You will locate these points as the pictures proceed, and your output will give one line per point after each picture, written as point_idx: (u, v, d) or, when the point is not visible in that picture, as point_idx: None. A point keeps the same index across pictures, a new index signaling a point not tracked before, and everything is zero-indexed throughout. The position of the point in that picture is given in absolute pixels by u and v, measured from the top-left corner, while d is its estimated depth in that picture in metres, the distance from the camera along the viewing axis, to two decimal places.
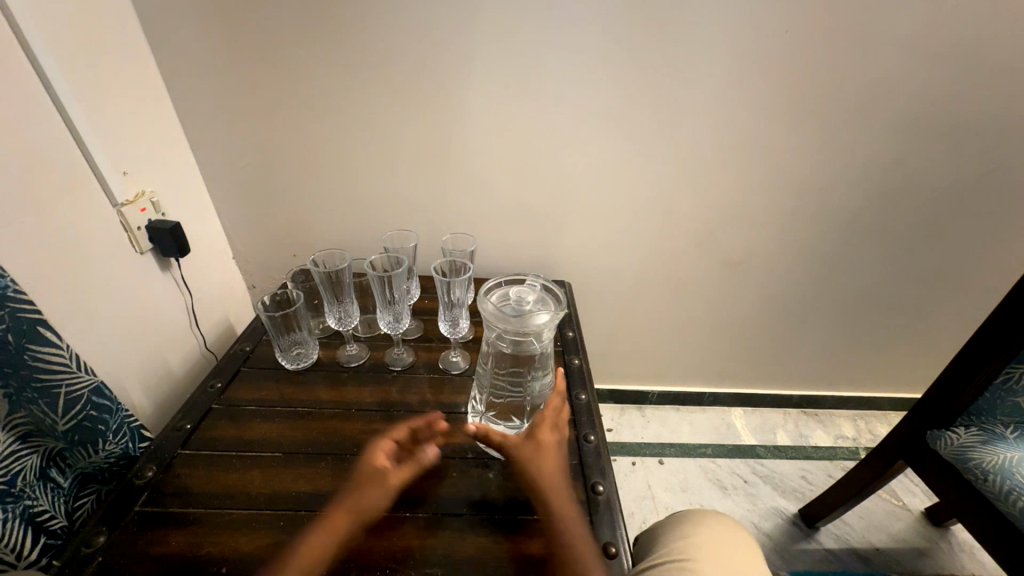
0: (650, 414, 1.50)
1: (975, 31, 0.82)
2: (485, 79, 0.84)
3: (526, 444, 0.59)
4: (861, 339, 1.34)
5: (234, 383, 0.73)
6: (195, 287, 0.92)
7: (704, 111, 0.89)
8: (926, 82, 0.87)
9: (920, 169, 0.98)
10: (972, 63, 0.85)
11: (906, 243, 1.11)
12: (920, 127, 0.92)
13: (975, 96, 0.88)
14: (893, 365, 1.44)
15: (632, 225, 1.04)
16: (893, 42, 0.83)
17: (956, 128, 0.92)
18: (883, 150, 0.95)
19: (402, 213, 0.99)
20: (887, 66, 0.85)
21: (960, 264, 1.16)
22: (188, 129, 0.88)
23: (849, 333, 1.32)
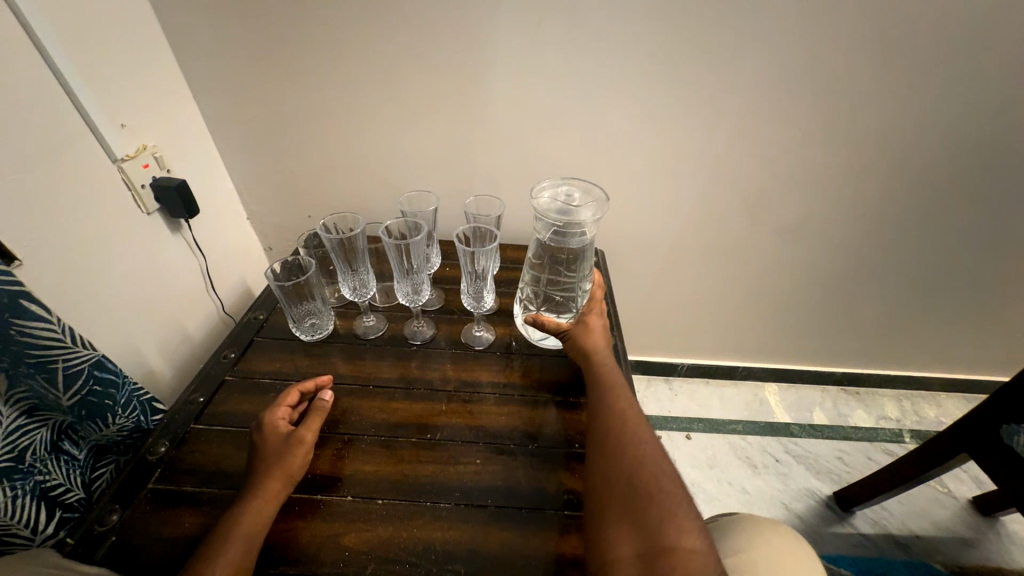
0: (678, 387, 1.43)
1: None
2: (516, 13, 0.71)
3: (574, 326, 0.65)
4: (922, 316, 1.22)
5: (248, 353, 0.69)
6: (208, 250, 0.88)
7: (777, 48, 0.74)
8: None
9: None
10: None
11: (999, 211, 0.96)
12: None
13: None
14: (953, 345, 1.31)
15: (677, 186, 0.92)
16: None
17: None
18: (994, 98, 0.79)
19: (421, 171, 0.90)
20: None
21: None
22: (188, 75, 0.80)
23: (909, 309, 1.20)
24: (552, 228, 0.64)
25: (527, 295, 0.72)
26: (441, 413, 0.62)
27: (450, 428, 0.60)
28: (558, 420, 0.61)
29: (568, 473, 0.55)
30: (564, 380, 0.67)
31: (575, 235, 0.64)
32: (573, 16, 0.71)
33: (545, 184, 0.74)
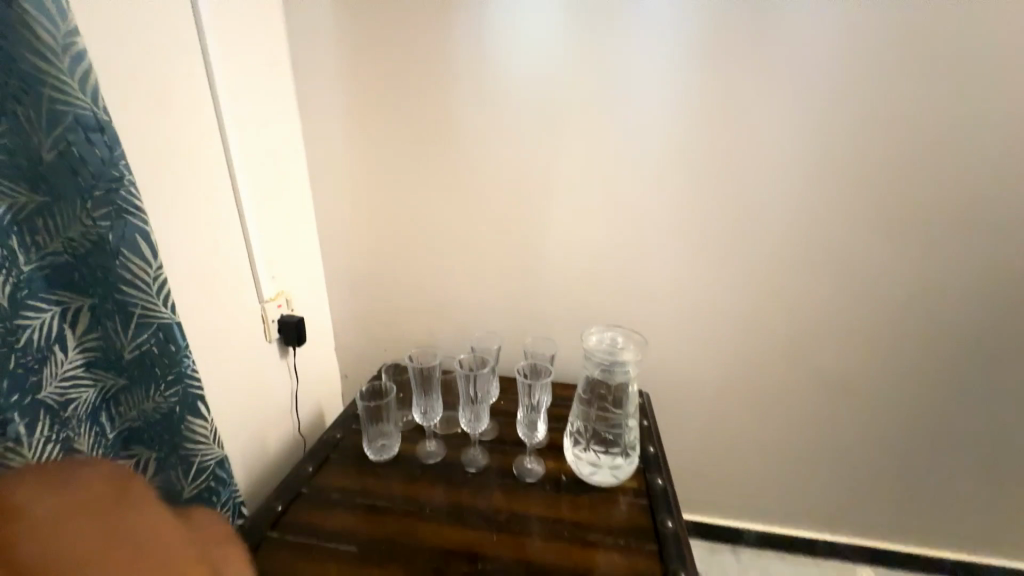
0: (748, 561, 1.18)
1: None
2: (565, 202, 0.93)
3: None
4: None
5: (323, 468, 0.77)
6: (301, 374, 1.03)
7: (784, 224, 0.88)
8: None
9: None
10: None
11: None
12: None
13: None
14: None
15: (712, 334, 0.99)
16: (997, 159, 0.79)
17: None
18: (1008, 264, 0.85)
19: (484, 315, 1.06)
20: (995, 181, 0.81)
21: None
22: (321, 241, 1.07)
23: (1019, 489, 1.02)
24: (600, 362, 0.74)
25: (576, 429, 0.76)
26: (491, 543, 0.64)
27: (500, 561, 0.61)
28: (609, 564, 0.61)
29: None
30: (614, 521, 0.67)
31: (620, 370, 0.73)
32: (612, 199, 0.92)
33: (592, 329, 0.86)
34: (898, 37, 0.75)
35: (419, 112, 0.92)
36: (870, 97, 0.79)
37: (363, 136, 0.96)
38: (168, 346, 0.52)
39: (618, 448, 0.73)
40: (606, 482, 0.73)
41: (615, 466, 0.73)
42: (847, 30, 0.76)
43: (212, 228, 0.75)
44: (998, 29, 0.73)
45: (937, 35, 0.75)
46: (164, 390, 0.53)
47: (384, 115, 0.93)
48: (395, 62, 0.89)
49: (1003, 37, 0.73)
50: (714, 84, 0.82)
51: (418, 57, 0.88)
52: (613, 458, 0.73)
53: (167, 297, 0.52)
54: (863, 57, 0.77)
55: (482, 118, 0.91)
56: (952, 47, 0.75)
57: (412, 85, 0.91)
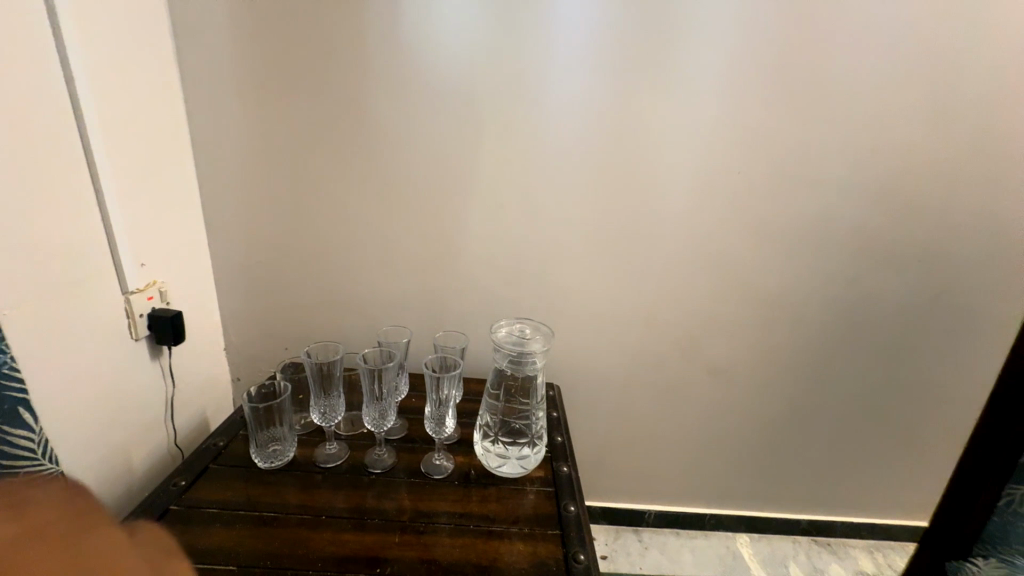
0: (648, 540, 1.28)
1: (906, 176, 0.93)
2: (481, 198, 0.94)
3: None
4: (872, 468, 1.23)
5: (199, 481, 0.69)
6: (179, 377, 0.90)
7: (679, 227, 0.97)
8: (879, 212, 0.96)
9: (890, 289, 1.02)
10: (911, 202, 0.95)
11: (895, 360, 1.10)
12: (883, 252, 0.99)
13: (927, 228, 0.97)
14: (912, 495, 1.27)
15: (618, 328, 1.05)
16: (844, 178, 0.93)
17: (915, 256, 0.99)
18: (851, 268, 1.00)
19: (397, 310, 1.01)
20: (841, 198, 0.95)
21: (958, 383, 1.13)
22: (210, 227, 0.95)
23: (859, 457, 1.22)
24: (509, 355, 0.75)
25: (485, 422, 0.77)
26: (393, 544, 0.61)
27: (401, 562, 0.59)
28: (513, 554, 0.61)
29: None
30: (520, 510, 0.68)
31: (528, 362, 0.75)
32: (524, 194, 0.94)
33: (503, 321, 0.87)
34: (770, 66, 0.86)
35: (328, 93, 0.87)
36: (749, 117, 0.89)
37: (265, 113, 0.88)
38: None
39: (526, 438, 0.75)
40: (514, 473, 0.74)
41: (522, 457, 0.75)
42: (731, 55, 0.85)
43: (50, 202, 0.62)
44: (844, 70, 0.86)
45: (800, 69, 0.86)
46: None
47: (289, 92, 0.87)
48: (302, 36, 0.84)
49: (848, 75, 0.87)
50: (619, 92, 0.88)
51: (328, 35, 0.84)
52: (521, 448, 0.75)
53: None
54: (743, 83, 0.87)
55: (396, 103, 0.88)
56: (811, 80, 0.87)
57: (321, 63, 0.85)
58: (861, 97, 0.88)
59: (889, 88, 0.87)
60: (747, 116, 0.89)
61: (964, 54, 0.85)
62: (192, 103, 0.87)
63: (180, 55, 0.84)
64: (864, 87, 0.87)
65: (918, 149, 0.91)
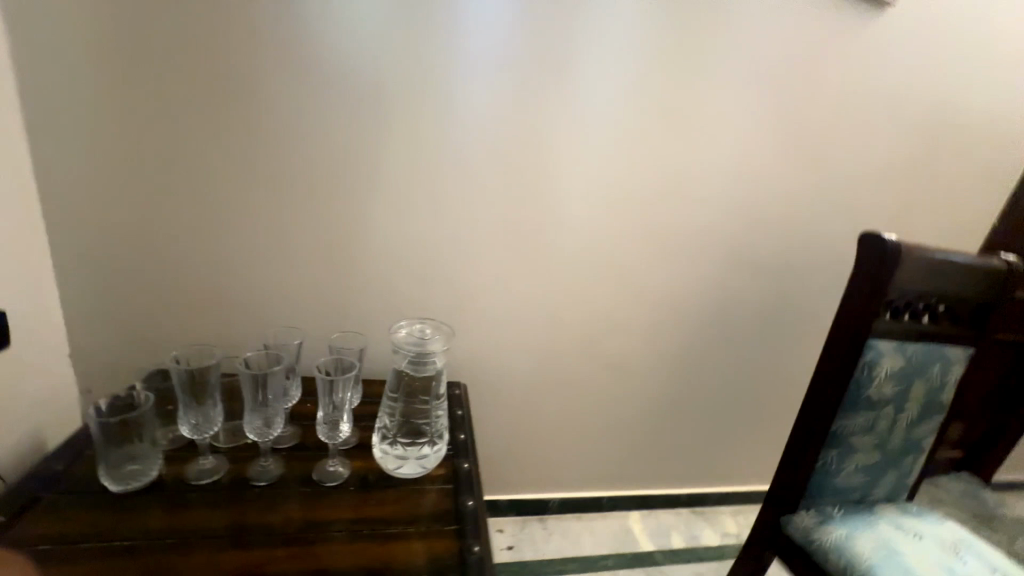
0: (552, 526, 1.36)
1: (758, 196, 1.11)
2: (386, 193, 0.92)
3: None
4: (736, 443, 1.44)
5: (26, 515, 0.58)
6: (2, 393, 0.74)
7: (579, 232, 1.04)
8: (740, 225, 1.12)
9: (748, 291, 1.20)
10: (762, 218, 1.13)
11: (752, 351, 1.30)
12: (742, 259, 1.16)
13: (774, 239, 1.16)
14: (765, 464, 1.51)
15: (523, 326, 1.10)
16: (713, 194, 1.08)
17: (765, 263, 1.18)
18: (718, 272, 1.16)
19: (291, 310, 0.95)
20: (711, 212, 1.09)
21: (797, 369, 1.36)
22: (48, 213, 0.80)
23: (726, 436, 1.41)
24: (409, 356, 0.75)
25: (384, 423, 0.76)
26: (277, 559, 0.58)
27: None
28: (410, 552, 0.61)
29: None
30: (419, 510, 0.68)
31: (428, 363, 0.75)
32: (430, 192, 0.94)
33: (404, 322, 0.86)
34: (652, 92, 0.96)
35: (208, 68, 0.78)
36: (637, 134, 0.99)
37: (125, 82, 0.77)
38: None
39: (426, 437, 0.75)
40: (414, 473, 0.74)
41: (422, 457, 0.75)
42: (622, 76, 0.94)
43: None
44: (711, 101, 1.00)
45: (677, 96, 0.98)
46: None
47: (157, 62, 0.77)
48: (174, 1, 0.74)
49: (715, 105, 1.00)
50: (521, 100, 0.92)
51: (207, 4, 0.75)
52: (420, 448, 0.75)
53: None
54: (631, 103, 0.96)
55: (290, 87, 0.82)
56: (687, 107, 0.99)
57: (198, 34, 0.76)
58: (725, 125, 1.02)
59: (745, 120, 1.03)
60: (636, 134, 0.99)
61: (797, 98, 1.04)
62: (21, 62, 0.73)
63: (4, 3, 0.70)
64: (728, 117, 1.02)
65: (767, 173, 1.09)
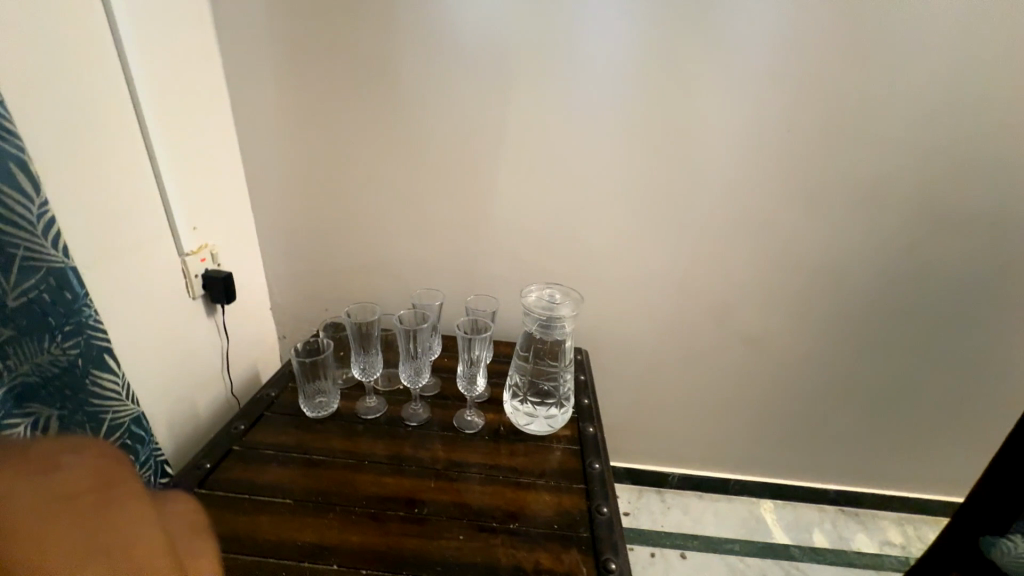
0: (671, 500, 1.31)
1: (976, 131, 0.85)
2: (512, 159, 0.93)
3: None
4: (910, 441, 1.20)
5: (255, 426, 0.76)
6: (232, 334, 0.97)
7: (718, 190, 0.93)
8: (944, 171, 0.88)
9: (947, 257, 0.96)
10: (981, 161, 0.87)
11: (947, 333, 1.04)
12: (942, 216, 0.92)
13: (997, 189, 0.88)
14: (950, 470, 1.23)
15: (649, 292, 1.04)
16: (905, 133, 0.86)
17: (978, 221, 0.92)
18: (904, 233, 0.94)
19: (428, 274, 1.04)
20: (898, 157, 0.88)
21: (1014, 358, 1.06)
22: (252, 193, 0.99)
23: (896, 430, 1.18)
24: (539, 319, 0.77)
25: (515, 382, 0.80)
26: (429, 489, 0.66)
27: (436, 504, 0.64)
28: (541, 502, 0.65)
29: (548, 554, 0.58)
30: (548, 465, 0.72)
31: (558, 327, 0.77)
32: (552, 155, 0.92)
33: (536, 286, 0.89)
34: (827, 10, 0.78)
35: (360, 51, 0.86)
36: (798, 69, 0.83)
37: (299, 74, 0.88)
38: (64, 295, 0.48)
39: (554, 399, 0.78)
40: (542, 431, 0.77)
41: (550, 417, 0.78)
42: None
43: (109, 165, 0.67)
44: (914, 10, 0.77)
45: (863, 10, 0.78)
46: (61, 343, 0.49)
47: (321, 51, 0.86)
48: None
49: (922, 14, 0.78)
50: (657, 43, 0.83)
51: None
52: (548, 408, 0.78)
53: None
54: (795, 28, 0.80)
55: (425, 63, 0.86)
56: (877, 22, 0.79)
57: (352, 21, 0.84)
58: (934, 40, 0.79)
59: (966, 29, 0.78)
60: (797, 68, 0.83)
61: None
62: (230, 67, 0.89)
63: (218, 17, 0.85)
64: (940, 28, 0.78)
65: (996, 100, 0.82)
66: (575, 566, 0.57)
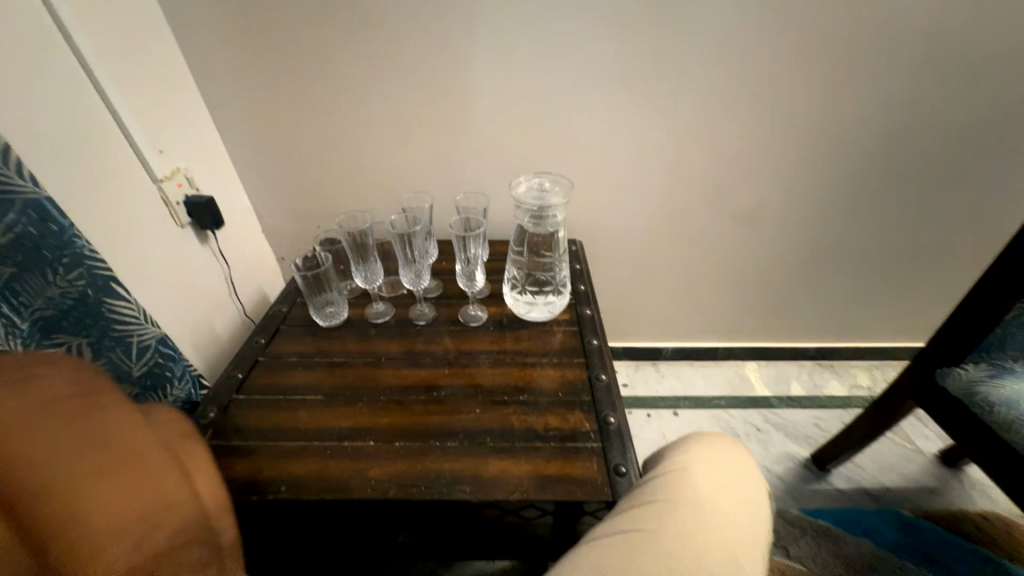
0: (665, 369, 1.45)
1: None
2: (489, 36, 0.82)
3: None
4: (886, 296, 1.28)
5: (275, 338, 0.81)
6: (230, 258, 0.97)
7: (718, 51, 0.84)
8: (969, 3, 0.79)
9: (952, 107, 0.91)
10: None
11: (938, 190, 1.05)
12: (957, 59, 0.85)
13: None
14: (920, 319, 1.34)
15: (642, 176, 1.01)
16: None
17: (995, 63, 0.85)
18: (911, 84, 0.88)
19: (415, 179, 1.01)
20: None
21: (1000, 210, 1.08)
22: (210, 106, 0.90)
23: (874, 288, 1.26)
24: (530, 212, 0.78)
25: (512, 275, 0.83)
26: (444, 376, 0.73)
27: (452, 387, 0.71)
28: (545, 376, 0.73)
29: (555, 415, 0.67)
30: (550, 346, 0.78)
31: (549, 218, 0.77)
32: (533, 27, 0.82)
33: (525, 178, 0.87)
34: None
35: None
36: None
37: None
38: (50, 227, 0.47)
39: (551, 287, 0.81)
40: (542, 318, 0.82)
41: (549, 303, 0.82)
42: None
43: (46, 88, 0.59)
44: None
45: None
46: (65, 275, 0.50)
47: None
48: None
49: None
50: None
51: None
52: (547, 296, 0.82)
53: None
54: None
55: None
56: None
57: None
58: None
59: None
60: None
61: None
62: None
63: None
64: None
65: None
66: (580, 422, 0.65)
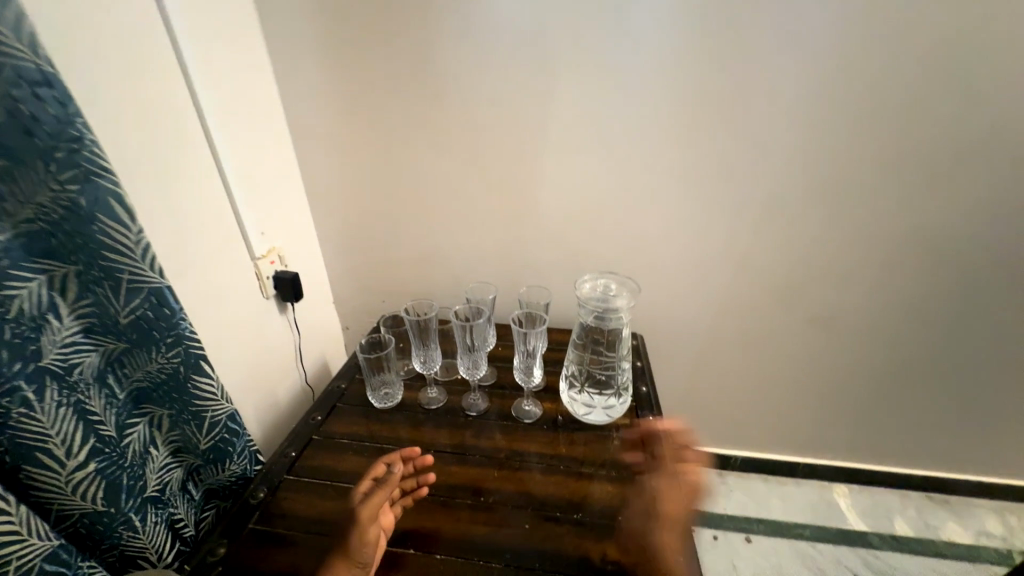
0: (733, 482, 1.28)
1: None
2: (557, 145, 0.89)
3: None
4: (1010, 423, 1.08)
5: (331, 416, 0.82)
6: (302, 329, 1.04)
7: (788, 160, 0.84)
8: None
9: None
10: None
11: None
12: None
13: None
14: None
15: (709, 273, 0.98)
16: None
17: None
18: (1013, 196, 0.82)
19: (479, 265, 1.06)
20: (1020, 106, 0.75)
21: None
22: (310, 197, 1.03)
23: (994, 412, 1.07)
24: (594, 310, 0.76)
25: (571, 372, 0.80)
26: (493, 478, 0.69)
27: (501, 493, 0.66)
28: (602, 492, 0.66)
29: (614, 544, 0.59)
30: (606, 455, 0.72)
31: (613, 316, 0.75)
32: (604, 138, 0.88)
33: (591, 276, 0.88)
34: None
35: (402, 51, 0.86)
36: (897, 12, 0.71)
37: (346, 79, 0.89)
38: (164, 311, 0.52)
39: (611, 389, 0.77)
40: (601, 421, 0.77)
41: (608, 406, 0.77)
42: None
43: (190, 187, 0.71)
44: None
45: None
46: (166, 353, 0.54)
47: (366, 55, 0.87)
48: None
49: None
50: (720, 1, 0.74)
51: None
52: (607, 398, 0.77)
53: (32, 45, 0.39)
54: None
55: (471, 53, 0.84)
56: None
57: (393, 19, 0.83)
58: None
59: None
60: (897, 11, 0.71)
61: None
62: (282, 78, 0.91)
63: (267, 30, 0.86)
64: None
65: None
66: (642, 557, 0.57)
